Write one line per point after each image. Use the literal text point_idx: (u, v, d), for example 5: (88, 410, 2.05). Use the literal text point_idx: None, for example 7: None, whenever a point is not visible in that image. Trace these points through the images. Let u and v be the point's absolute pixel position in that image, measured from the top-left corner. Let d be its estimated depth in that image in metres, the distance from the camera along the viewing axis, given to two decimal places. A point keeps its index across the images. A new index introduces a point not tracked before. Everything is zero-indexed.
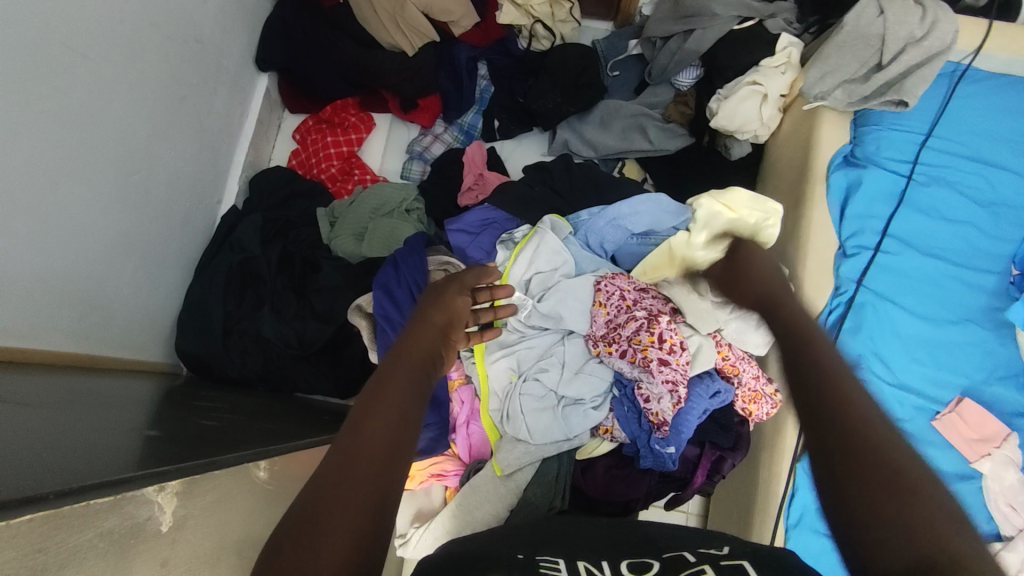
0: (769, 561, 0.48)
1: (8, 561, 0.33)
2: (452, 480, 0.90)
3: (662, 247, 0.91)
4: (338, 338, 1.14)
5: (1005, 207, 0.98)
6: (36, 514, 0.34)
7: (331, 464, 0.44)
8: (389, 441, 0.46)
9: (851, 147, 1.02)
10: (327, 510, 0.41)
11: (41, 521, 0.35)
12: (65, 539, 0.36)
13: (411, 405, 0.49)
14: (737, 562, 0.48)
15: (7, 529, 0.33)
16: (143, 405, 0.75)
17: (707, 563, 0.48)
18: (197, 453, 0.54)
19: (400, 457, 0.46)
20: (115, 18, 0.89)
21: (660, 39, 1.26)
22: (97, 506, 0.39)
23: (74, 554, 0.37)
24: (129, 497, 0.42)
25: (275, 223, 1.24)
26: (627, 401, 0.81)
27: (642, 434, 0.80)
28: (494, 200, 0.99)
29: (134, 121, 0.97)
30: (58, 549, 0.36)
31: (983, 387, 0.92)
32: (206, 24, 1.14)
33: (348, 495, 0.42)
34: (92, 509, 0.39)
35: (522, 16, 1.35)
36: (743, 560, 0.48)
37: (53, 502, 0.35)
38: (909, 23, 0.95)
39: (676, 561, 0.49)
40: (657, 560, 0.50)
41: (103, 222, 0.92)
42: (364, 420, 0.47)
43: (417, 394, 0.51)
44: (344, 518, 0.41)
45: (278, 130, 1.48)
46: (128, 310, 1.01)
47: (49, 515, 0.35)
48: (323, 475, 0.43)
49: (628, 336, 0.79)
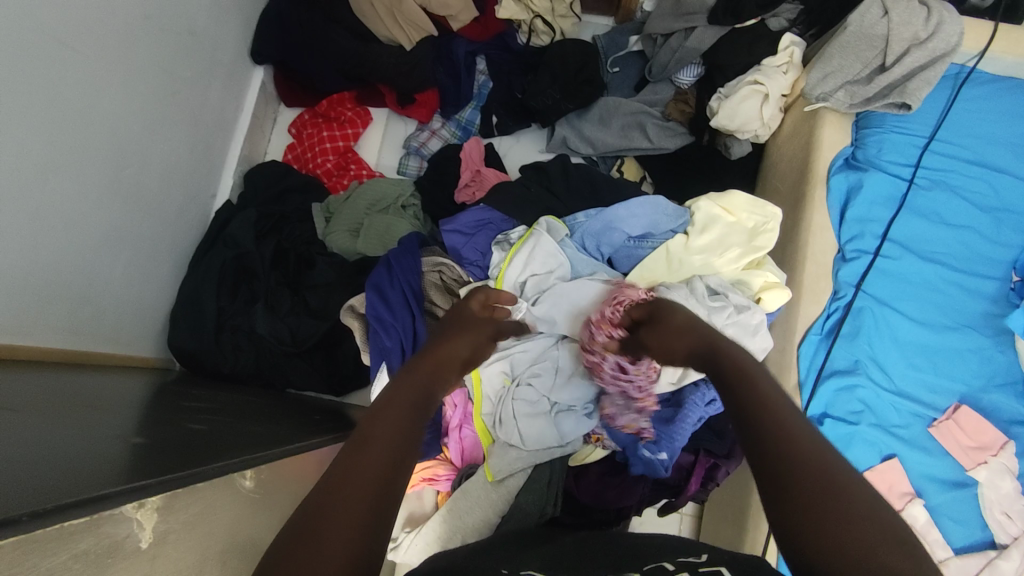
0: (746, 565, 0.48)
1: None
2: (443, 485, 0.89)
3: (660, 251, 0.90)
4: (332, 335, 1.13)
5: (1007, 212, 0.97)
6: (8, 539, 0.34)
7: (342, 462, 0.46)
8: (394, 448, 0.48)
9: (853, 149, 1.00)
10: (328, 518, 0.41)
11: (12, 547, 0.34)
12: (37, 563, 0.36)
13: (411, 424, 0.52)
14: (716, 568, 0.48)
15: None
16: (131, 407, 0.74)
17: (686, 570, 0.48)
18: (181, 463, 0.53)
19: (401, 472, 0.47)
20: (106, 11, 0.87)
21: (660, 36, 1.25)
22: (71, 527, 0.38)
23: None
24: (106, 516, 0.41)
25: (269, 219, 1.23)
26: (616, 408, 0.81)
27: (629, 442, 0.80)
28: (489, 201, 0.98)
29: (126, 116, 0.95)
30: (30, 573, 0.35)
31: (981, 395, 0.92)
32: (200, 16, 1.12)
33: (350, 504, 0.43)
34: (65, 530, 0.38)
35: (522, 11, 1.32)
36: (723, 566, 0.48)
37: (24, 525, 0.35)
38: (913, 25, 0.93)
39: (657, 570, 0.49)
40: (638, 569, 0.50)
41: (94, 217, 0.91)
42: (367, 433, 0.49)
43: (417, 416, 0.53)
44: (342, 527, 0.41)
45: (273, 123, 1.46)
46: (119, 307, 1.00)
47: (20, 541, 0.35)
48: (325, 485, 0.44)
49: (608, 342, 0.78)
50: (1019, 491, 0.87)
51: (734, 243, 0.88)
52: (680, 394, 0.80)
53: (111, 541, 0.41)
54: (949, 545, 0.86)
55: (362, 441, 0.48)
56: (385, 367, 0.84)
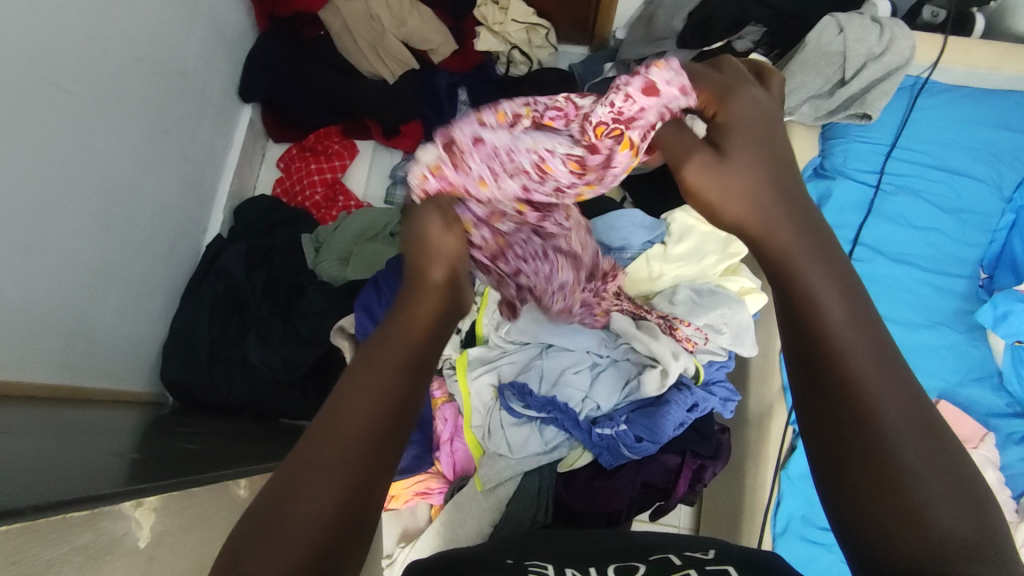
0: (751, 563, 0.49)
1: None
2: (437, 498, 0.90)
3: (641, 261, 0.92)
4: (325, 362, 1.15)
5: (970, 212, 1.01)
6: (12, 526, 0.37)
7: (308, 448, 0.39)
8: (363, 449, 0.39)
9: (820, 160, 1.05)
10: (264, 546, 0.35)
11: (18, 533, 0.38)
12: (41, 551, 0.39)
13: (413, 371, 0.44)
14: (721, 566, 0.49)
15: None
16: (127, 433, 0.76)
17: (691, 566, 0.49)
18: (177, 477, 0.56)
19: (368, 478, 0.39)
20: (98, 55, 0.91)
21: (634, 62, 1.30)
22: (73, 520, 0.42)
23: (51, 565, 0.40)
24: (106, 512, 0.45)
25: (260, 250, 1.25)
26: (573, 413, 0.81)
27: (585, 436, 0.81)
28: (386, 275, 0.92)
29: (118, 155, 0.98)
30: (37, 560, 0.39)
31: (958, 389, 0.95)
32: (190, 57, 1.17)
33: (307, 502, 0.37)
34: (68, 522, 0.42)
35: (500, 43, 1.40)
36: (728, 564, 0.49)
37: (29, 515, 0.38)
38: (867, 41, 0.98)
39: (663, 565, 0.50)
40: (641, 563, 0.51)
41: (89, 253, 0.93)
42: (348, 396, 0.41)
43: (419, 385, 0.43)
44: (289, 547, 0.35)
45: (262, 159, 1.49)
46: (114, 341, 1.01)
47: (25, 527, 0.38)
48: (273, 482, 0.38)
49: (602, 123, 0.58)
50: (1000, 481, 0.88)
51: (710, 250, 0.91)
52: (663, 395, 0.82)
53: (110, 537, 0.45)
54: None
55: (336, 413, 0.40)
56: None
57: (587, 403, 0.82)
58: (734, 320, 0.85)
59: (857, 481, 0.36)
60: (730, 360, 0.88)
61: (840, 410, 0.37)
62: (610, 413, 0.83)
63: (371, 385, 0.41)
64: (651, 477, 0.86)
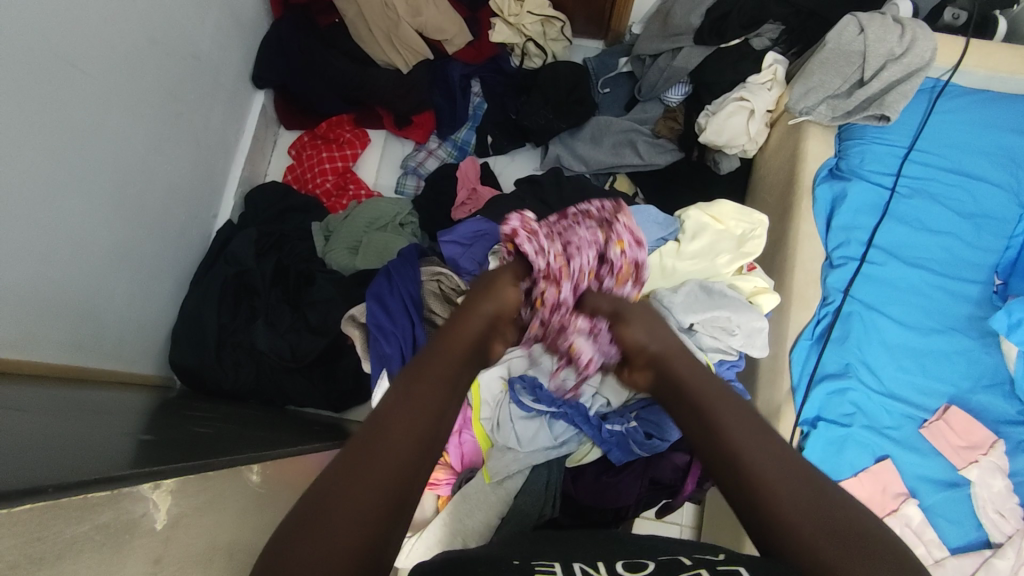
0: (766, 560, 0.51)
1: (8, 547, 0.36)
2: (444, 489, 0.91)
3: (653, 257, 0.95)
4: (332, 350, 1.14)
5: (986, 217, 1.00)
6: (30, 505, 0.38)
7: (362, 460, 0.54)
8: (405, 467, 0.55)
9: (836, 160, 1.04)
10: (314, 535, 0.47)
11: (40, 510, 0.38)
12: (61, 530, 0.40)
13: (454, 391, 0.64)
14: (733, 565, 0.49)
15: (9, 514, 0.36)
16: (135, 414, 0.77)
17: (704, 567, 0.49)
18: (189, 461, 0.57)
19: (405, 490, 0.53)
20: (114, 36, 0.91)
21: (649, 57, 1.30)
22: (91, 499, 0.42)
23: (70, 545, 0.40)
24: (125, 493, 0.45)
25: (270, 237, 1.24)
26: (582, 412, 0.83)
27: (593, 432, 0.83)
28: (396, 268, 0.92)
29: (131, 137, 0.99)
30: (54, 539, 0.39)
31: (970, 396, 0.94)
32: (204, 40, 1.16)
33: (357, 503, 0.50)
34: (87, 502, 0.42)
35: (514, 35, 1.38)
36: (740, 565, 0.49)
37: (51, 493, 0.39)
38: (889, 41, 0.97)
39: (675, 564, 0.50)
40: (651, 561, 0.52)
41: (100, 234, 0.93)
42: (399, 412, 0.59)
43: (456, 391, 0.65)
44: (345, 525, 0.48)
45: (273, 146, 1.49)
46: (123, 324, 1.02)
47: (47, 505, 0.39)
48: (316, 490, 0.51)
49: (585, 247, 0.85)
50: (1010, 490, 0.88)
51: (724, 249, 0.93)
52: None
53: (129, 517, 0.45)
54: (947, 544, 0.86)
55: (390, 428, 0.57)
56: (386, 374, 0.86)
57: (597, 399, 0.86)
58: (747, 325, 0.84)
59: (781, 550, 0.51)
60: (741, 360, 0.88)
61: (755, 507, 0.55)
62: (620, 410, 0.86)
63: (405, 441, 0.57)
64: (659, 473, 0.85)
